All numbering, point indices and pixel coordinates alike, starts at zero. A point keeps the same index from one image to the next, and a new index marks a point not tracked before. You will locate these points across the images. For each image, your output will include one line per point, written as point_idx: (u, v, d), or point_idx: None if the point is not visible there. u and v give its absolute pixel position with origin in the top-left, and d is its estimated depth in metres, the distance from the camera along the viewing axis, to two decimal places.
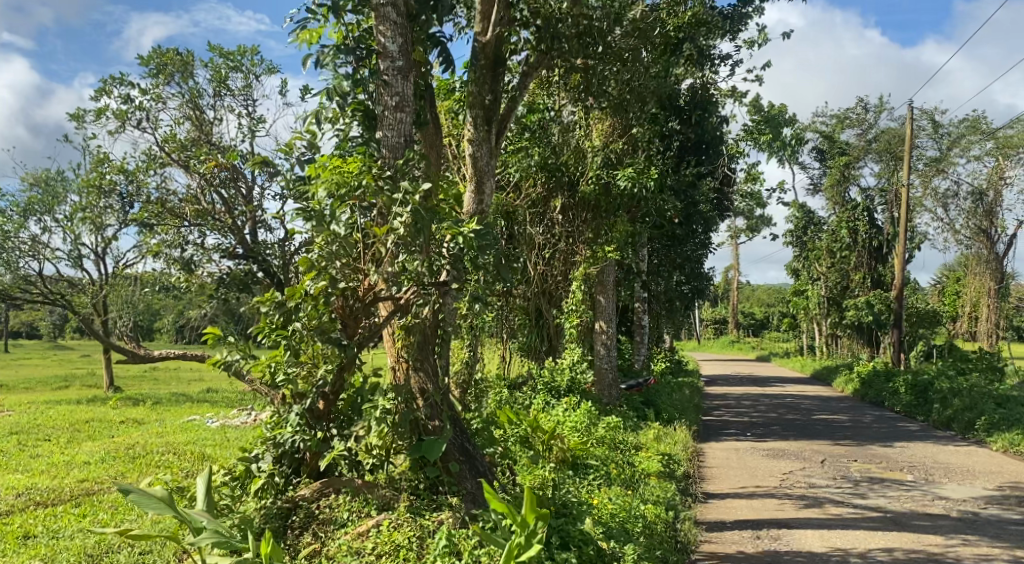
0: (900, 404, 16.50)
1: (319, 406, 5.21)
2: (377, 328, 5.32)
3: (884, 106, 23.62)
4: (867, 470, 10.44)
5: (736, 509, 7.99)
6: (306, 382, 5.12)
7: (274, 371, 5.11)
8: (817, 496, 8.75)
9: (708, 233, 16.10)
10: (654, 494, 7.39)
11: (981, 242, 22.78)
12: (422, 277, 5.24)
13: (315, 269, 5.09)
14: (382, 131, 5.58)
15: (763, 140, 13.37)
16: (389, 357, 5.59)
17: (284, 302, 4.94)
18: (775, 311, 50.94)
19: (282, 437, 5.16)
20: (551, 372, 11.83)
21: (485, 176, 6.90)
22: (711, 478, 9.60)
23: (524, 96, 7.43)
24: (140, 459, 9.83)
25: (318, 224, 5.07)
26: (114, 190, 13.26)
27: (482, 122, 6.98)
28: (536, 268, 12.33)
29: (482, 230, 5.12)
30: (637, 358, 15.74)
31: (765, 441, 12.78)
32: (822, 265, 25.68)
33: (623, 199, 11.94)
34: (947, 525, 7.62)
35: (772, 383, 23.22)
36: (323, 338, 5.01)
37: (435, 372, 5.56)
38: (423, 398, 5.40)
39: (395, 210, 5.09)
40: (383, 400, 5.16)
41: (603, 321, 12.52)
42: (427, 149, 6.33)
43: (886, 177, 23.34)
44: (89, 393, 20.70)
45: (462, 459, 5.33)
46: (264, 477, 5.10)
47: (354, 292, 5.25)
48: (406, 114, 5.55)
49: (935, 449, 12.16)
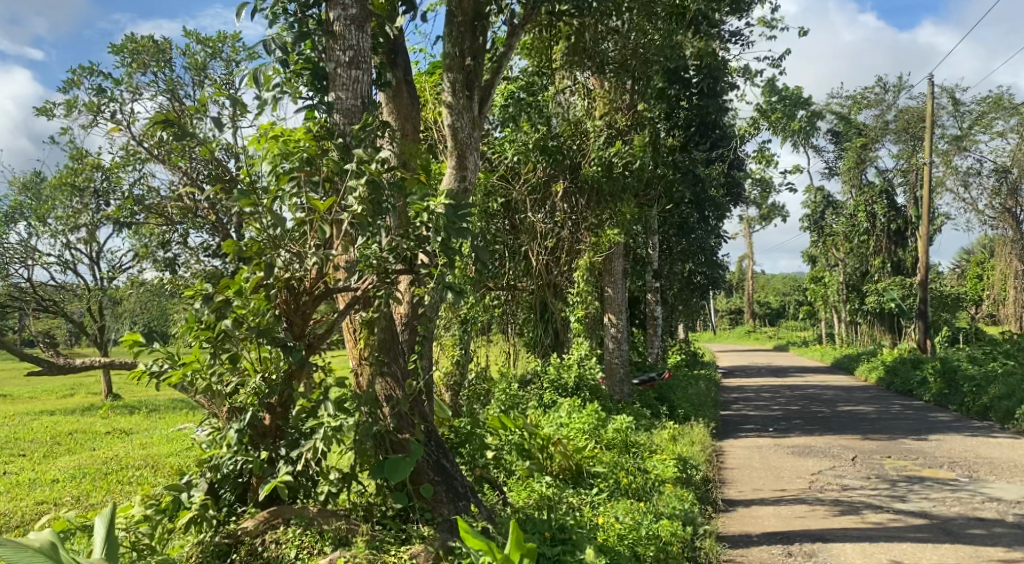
0: (929, 393, 15.55)
1: (264, 420, 4.35)
2: (331, 326, 4.44)
3: (903, 85, 22.56)
4: (904, 467, 9.54)
5: (763, 520, 7.11)
6: (250, 393, 4.27)
7: (198, 379, 4.20)
8: (852, 501, 7.86)
9: (721, 219, 15.29)
10: (669, 506, 6.49)
11: (1007, 221, 21.67)
12: (385, 263, 4.43)
13: (248, 256, 4.18)
14: (334, 93, 4.70)
15: (774, 120, 12.40)
16: (351, 358, 4.72)
17: (214, 299, 4.08)
18: (790, 299, 49.90)
19: (219, 458, 4.26)
20: (556, 368, 10.97)
21: (468, 149, 6.07)
22: (732, 481, 8.74)
23: (510, 57, 6.57)
24: (111, 475, 9.01)
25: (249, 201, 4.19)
26: (91, 188, 12.48)
27: (461, 87, 6.08)
28: (537, 259, 11.45)
29: (454, 209, 4.39)
30: (650, 351, 14.83)
31: (789, 438, 11.86)
32: (840, 250, 24.72)
33: (629, 180, 11.14)
34: (1005, 533, 6.73)
35: (791, 374, 22.18)
36: (261, 338, 4.15)
37: (404, 374, 4.72)
38: (390, 406, 4.58)
39: (350, 183, 4.28)
40: (341, 411, 4.32)
41: (612, 313, 11.63)
42: (399, 120, 5.86)
43: (906, 158, 22.27)
44: (86, 402, 20.03)
45: (438, 479, 4.57)
46: (193, 511, 4.19)
47: (300, 285, 4.37)
48: (362, 72, 4.69)
49: (973, 441, 11.24)
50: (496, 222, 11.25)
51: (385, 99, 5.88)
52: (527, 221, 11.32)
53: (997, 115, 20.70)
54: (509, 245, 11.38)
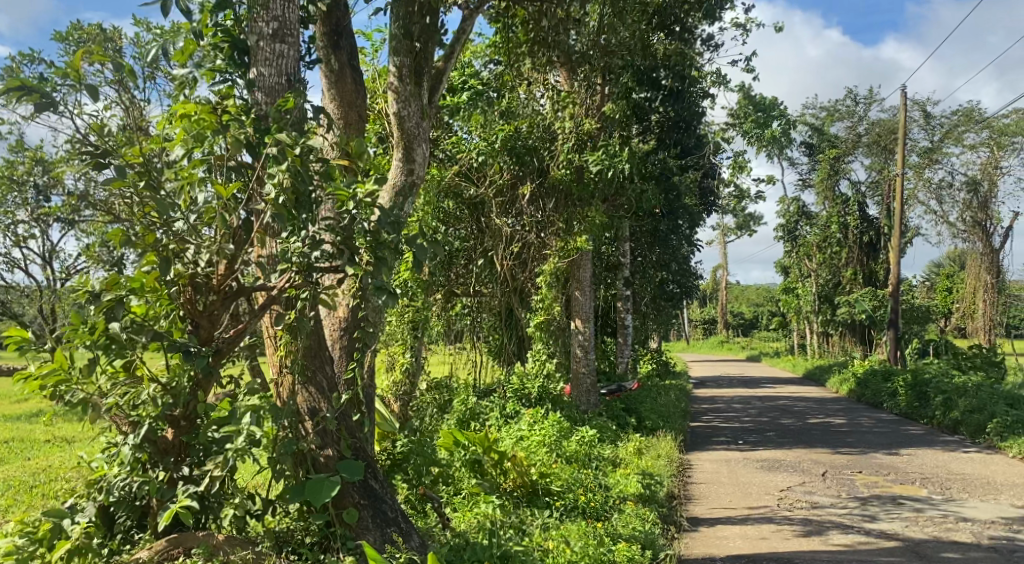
0: (899, 407, 15.30)
1: (167, 437, 3.84)
2: (242, 331, 3.88)
3: (875, 97, 22.52)
4: (875, 484, 9.19)
5: (728, 541, 6.70)
6: (145, 406, 3.76)
7: (75, 388, 3.60)
8: (822, 520, 7.48)
9: (694, 227, 14.99)
10: (628, 526, 6.03)
11: (977, 235, 21.59)
12: (308, 259, 3.86)
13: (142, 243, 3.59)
14: (255, 69, 4.22)
15: (747, 128, 12.04)
16: (271, 368, 4.20)
17: (104, 295, 3.56)
18: (763, 309, 49.89)
19: (110, 479, 3.75)
20: (520, 377, 10.47)
21: (415, 140, 5.61)
22: (698, 497, 8.35)
23: (460, 48, 6.16)
24: (35, 486, 8.30)
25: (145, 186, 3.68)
26: (28, 181, 11.76)
27: (409, 73, 5.65)
28: (502, 264, 11.12)
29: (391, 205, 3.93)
30: (620, 361, 14.37)
31: (758, 451, 11.48)
32: (812, 261, 24.56)
33: (600, 183, 10.66)
34: (981, 557, 6.38)
35: (762, 385, 21.91)
36: (157, 341, 3.63)
37: (331, 385, 4.24)
38: (313, 421, 4.11)
39: (270, 169, 3.77)
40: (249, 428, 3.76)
41: (579, 320, 11.18)
42: (342, 107, 5.55)
43: (877, 169, 22.18)
44: (32, 408, 19.13)
45: (365, 503, 4.17)
46: (73, 541, 3.65)
47: (207, 283, 3.86)
48: (286, 45, 4.25)
49: (944, 456, 10.95)
50: (463, 225, 11.15)
51: (327, 83, 5.54)
52: (492, 223, 11.01)
53: (968, 129, 20.65)
54: (474, 248, 11.24)
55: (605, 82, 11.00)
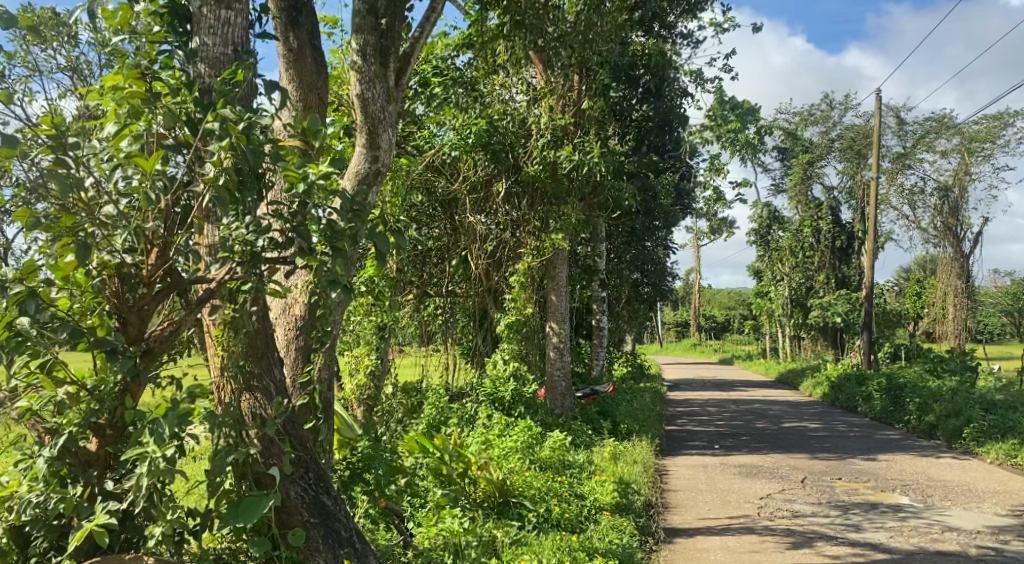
0: (873, 411, 15.12)
1: (91, 447, 3.43)
2: (176, 328, 3.47)
3: (849, 102, 22.48)
4: (856, 491, 8.92)
5: (709, 554, 6.37)
6: (66, 412, 3.34)
7: None
8: (805, 530, 7.17)
9: (670, 229, 14.71)
10: (604, 539, 5.65)
11: (948, 240, 21.55)
12: (254, 249, 3.46)
13: (57, 228, 3.15)
14: (198, 38, 3.82)
15: (723, 131, 11.78)
16: (211, 370, 3.77)
17: (14, 287, 3.10)
18: (735, 314, 49.93)
19: (22, 496, 3.31)
20: (491, 380, 9.98)
21: (379, 125, 5.21)
22: (676, 506, 8.01)
23: (429, 32, 5.77)
24: None
25: (60, 163, 3.20)
26: None
27: (373, 53, 5.26)
28: (477, 263, 10.71)
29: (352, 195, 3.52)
30: (595, 364, 14.04)
31: (734, 456, 11.18)
32: (785, 265, 24.41)
33: (576, 181, 10.25)
34: None
35: (736, 388, 21.71)
36: (77, 340, 3.20)
37: (279, 388, 3.83)
38: (256, 427, 3.70)
39: (211, 149, 3.34)
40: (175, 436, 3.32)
41: (554, 322, 10.81)
42: (302, 88, 5.17)
43: (850, 174, 22.11)
44: None
45: (315, 522, 3.77)
46: None
47: (136, 273, 3.44)
48: (232, 12, 3.86)
49: (923, 462, 10.72)
50: (437, 224, 10.79)
51: (285, 62, 5.18)
52: (465, 220, 10.61)
53: (940, 134, 20.65)
54: (448, 246, 10.86)
55: (582, 78, 10.68)
